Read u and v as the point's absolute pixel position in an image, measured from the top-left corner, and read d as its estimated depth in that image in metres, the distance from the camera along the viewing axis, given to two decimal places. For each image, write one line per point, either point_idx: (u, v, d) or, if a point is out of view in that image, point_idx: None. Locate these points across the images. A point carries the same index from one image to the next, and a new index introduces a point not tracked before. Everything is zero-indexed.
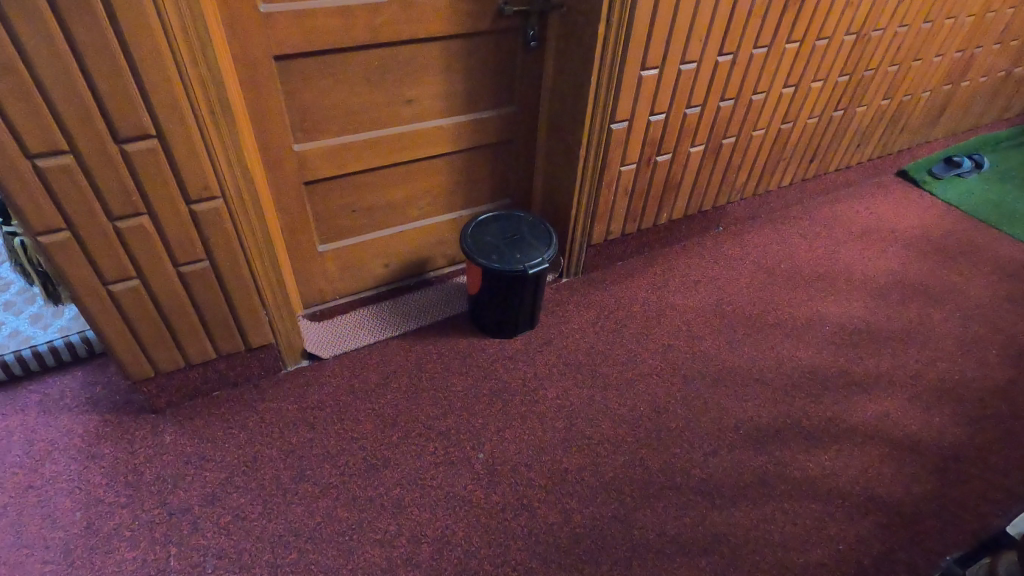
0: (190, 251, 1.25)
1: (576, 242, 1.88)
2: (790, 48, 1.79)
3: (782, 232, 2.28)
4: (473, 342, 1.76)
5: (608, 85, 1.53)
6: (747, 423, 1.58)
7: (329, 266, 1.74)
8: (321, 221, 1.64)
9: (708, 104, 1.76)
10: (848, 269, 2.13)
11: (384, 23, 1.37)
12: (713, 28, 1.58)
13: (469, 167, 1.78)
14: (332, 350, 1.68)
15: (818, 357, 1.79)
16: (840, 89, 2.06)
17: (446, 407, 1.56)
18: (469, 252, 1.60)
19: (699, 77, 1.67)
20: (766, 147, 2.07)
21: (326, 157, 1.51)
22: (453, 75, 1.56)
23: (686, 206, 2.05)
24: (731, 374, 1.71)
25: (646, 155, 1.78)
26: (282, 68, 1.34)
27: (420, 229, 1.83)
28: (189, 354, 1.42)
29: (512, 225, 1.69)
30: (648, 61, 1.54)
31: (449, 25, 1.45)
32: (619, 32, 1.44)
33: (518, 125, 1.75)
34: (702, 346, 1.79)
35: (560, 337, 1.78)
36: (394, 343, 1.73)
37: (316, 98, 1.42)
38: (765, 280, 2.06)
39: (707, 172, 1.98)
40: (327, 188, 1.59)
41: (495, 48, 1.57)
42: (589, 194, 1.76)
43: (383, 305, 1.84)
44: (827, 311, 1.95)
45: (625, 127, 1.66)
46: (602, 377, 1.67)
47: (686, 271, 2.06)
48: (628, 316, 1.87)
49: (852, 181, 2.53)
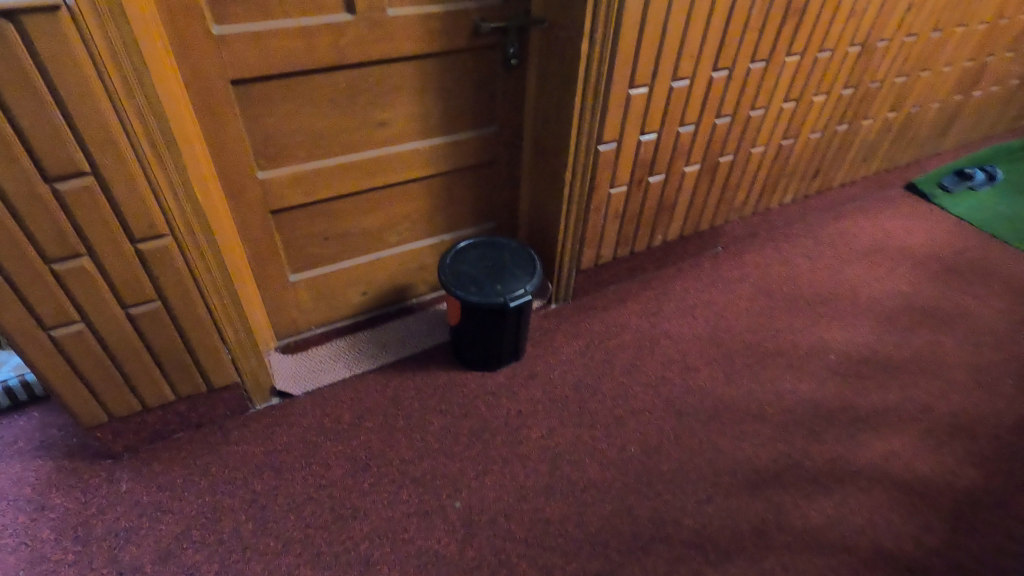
0: (139, 292, 1.16)
1: (564, 266, 1.78)
2: (790, 62, 1.68)
3: (784, 250, 2.16)
4: (454, 376, 1.66)
5: (594, 106, 1.43)
6: (745, 466, 1.47)
7: (302, 295, 1.65)
8: (291, 250, 1.55)
9: (703, 122, 1.66)
10: (854, 291, 2.02)
11: (350, 44, 1.28)
12: (707, 43, 1.47)
13: (450, 189, 1.68)
14: (303, 386, 1.59)
15: (820, 390, 1.68)
16: (844, 103, 1.95)
17: (421, 449, 1.46)
18: (447, 283, 1.49)
19: (693, 94, 1.57)
20: (766, 164, 1.96)
21: (293, 183, 1.42)
22: (429, 96, 1.46)
23: (681, 226, 1.95)
24: (728, 410, 1.60)
25: (638, 176, 1.67)
26: (241, 93, 1.25)
27: (399, 255, 1.74)
28: (145, 398, 1.33)
29: (495, 252, 1.59)
30: (637, 79, 1.44)
31: (421, 43, 1.35)
32: (604, 49, 1.34)
33: (501, 145, 1.65)
34: (697, 378, 1.69)
35: (546, 370, 1.68)
36: (370, 377, 1.64)
37: (280, 122, 1.33)
38: (766, 304, 1.95)
39: (703, 192, 1.88)
40: (297, 215, 1.50)
41: (473, 66, 1.47)
42: (577, 217, 1.66)
43: (360, 336, 1.75)
44: (832, 338, 1.84)
45: (614, 148, 1.56)
46: (590, 414, 1.58)
47: (681, 296, 1.95)
48: (618, 346, 1.77)
49: (857, 196, 2.41)
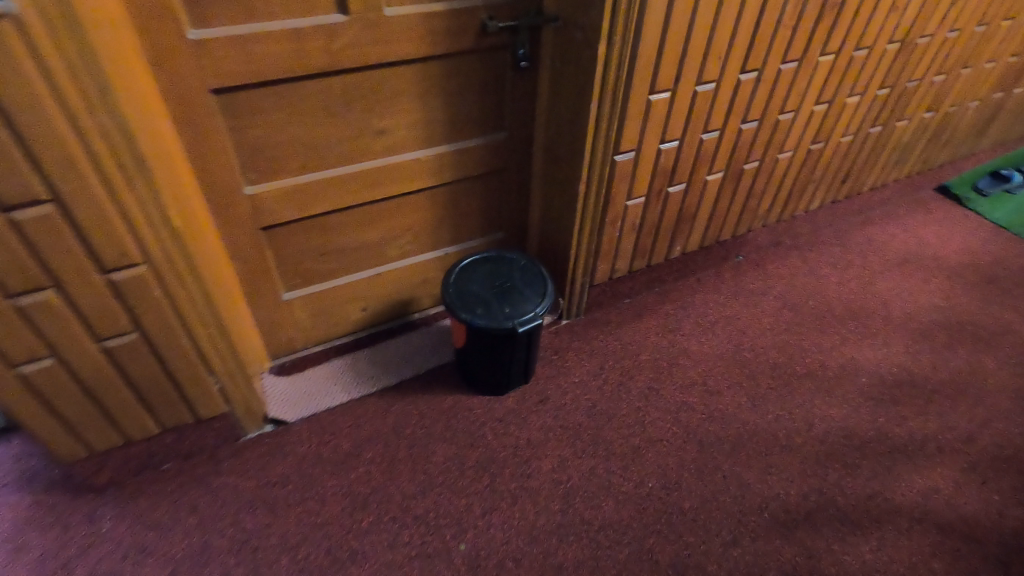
0: (114, 324, 1.06)
1: (577, 281, 1.66)
2: (824, 62, 1.54)
3: (811, 260, 2.03)
4: (460, 400, 1.55)
5: (612, 114, 1.31)
6: (773, 504, 1.37)
7: (297, 313, 1.55)
8: (284, 267, 1.45)
9: (728, 128, 1.53)
10: (886, 305, 1.89)
11: (344, 47, 1.16)
12: (736, 42, 1.34)
13: (455, 200, 1.57)
14: (299, 412, 1.49)
15: (853, 417, 1.56)
16: (879, 104, 1.81)
17: (424, 483, 1.37)
18: (451, 303, 1.38)
19: (719, 97, 1.44)
20: (793, 171, 1.83)
21: (285, 198, 1.32)
22: (431, 102, 1.34)
23: (701, 236, 1.83)
24: (752, 440, 1.49)
25: (657, 186, 1.55)
26: (224, 103, 1.14)
27: (401, 269, 1.63)
28: (128, 430, 1.25)
29: (503, 269, 1.47)
30: (658, 84, 1.31)
31: (422, 46, 1.23)
32: (623, 52, 1.21)
33: (510, 153, 1.53)
34: (719, 403, 1.58)
35: (558, 394, 1.57)
36: (370, 401, 1.54)
37: (269, 132, 1.21)
38: (792, 320, 1.83)
39: (726, 201, 1.75)
40: (290, 231, 1.39)
41: (480, 69, 1.35)
42: (591, 231, 1.54)
43: (360, 355, 1.64)
44: (863, 358, 1.72)
45: (632, 157, 1.43)
46: (604, 444, 1.47)
47: (701, 310, 1.83)
48: (635, 367, 1.66)
49: (886, 200, 2.27)
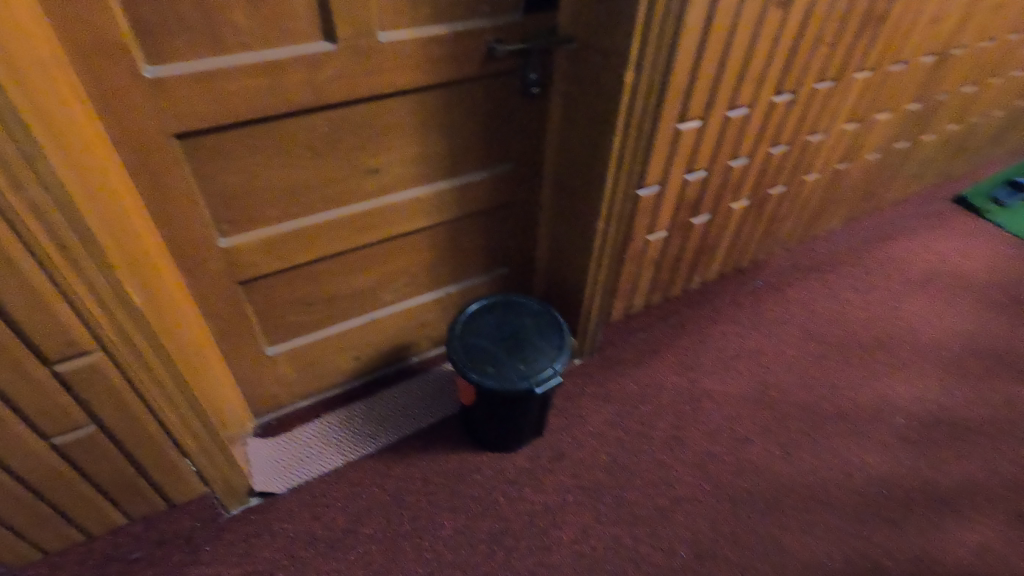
0: (64, 420, 0.89)
1: (591, 321, 1.52)
2: (860, 79, 1.40)
3: (831, 282, 1.92)
4: (467, 459, 1.41)
5: (637, 148, 1.16)
6: (816, 571, 1.25)
7: (283, 369, 1.38)
8: (267, 322, 1.28)
9: (757, 154, 1.39)
10: (915, 332, 1.78)
11: (331, 78, 0.99)
12: (772, 64, 1.20)
13: (457, 237, 1.41)
14: (288, 480, 1.33)
15: (890, 463, 1.45)
16: (907, 119, 1.69)
17: (432, 563, 1.22)
18: (458, 362, 1.22)
19: (750, 123, 1.30)
20: (817, 192, 1.71)
21: (265, 250, 1.15)
22: (431, 135, 1.18)
23: (720, 264, 1.70)
24: (788, 496, 1.37)
25: (679, 219, 1.41)
26: (191, 148, 0.96)
27: (398, 314, 1.47)
28: (87, 524, 1.08)
29: (513, 317, 1.33)
30: (688, 112, 1.17)
31: (421, 74, 1.07)
32: (652, 81, 1.06)
33: (518, 185, 1.38)
34: (749, 453, 1.45)
35: (574, 449, 1.44)
36: (367, 464, 1.38)
37: (245, 179, 1.05)
38: (817, 351, 1.71)
39: (748, 228, 1.62)
40: (273, 283, 1.22)
41: (485, 97, 1.19)
42: (608, 270, 1.40)
43: (354, 408, 1.49)
44: (896, 394, 1.61)
45: (655, 191, 1.29)
46: (628, 506, 1.34)
47: (721, 344, 1.71)
48: (656, 413, 1.52)
49: (904, 215, 2.17)
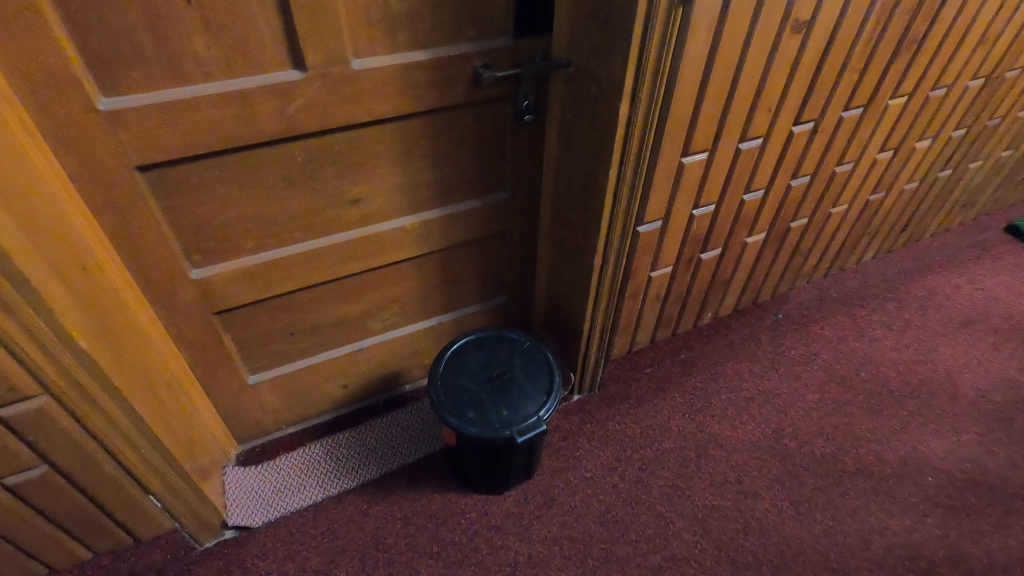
0: (13, 462, 0.87)
1: (591, 357, 1.43)
2: (894, 106, 1.27)
3: (861, 318, 1.77)
4: (452, 499, 1.34)
5: (635, 182, 1.07)
6: None
7: (266, 397, 1.34)
8: (248, 350, 1.24)
9: (775, 186, 1.28)
10: (953, 379, 1.62)
11: (302, 108, 0.94)
12: (790, 93, 1.08)
13: (448, 266, 1.34)
14: (266, 513, 1.29)
15: (917, 530, 1.31)
16: (952, 146, 1.54)
17: None
18: (439, 404, 1.15)
19: (765, 155, 1.19)
20: (846, 223, 1.57)
21: (240, 281, 1.10)
22: (416, 164, 1.12)
23: (735, 298, 1.58)
24: (797, 562, 1.25)
25: (687, 254, 1.31)
26: (157, 180, 0.92)
27: (387, 343, 1.41)
28: (43, 554, 1.07)
29: (502, 355, 1.25)
30: (693, 145, 1.07)
31: (402, 103, 1.01)
32: (651, 113, 0.97)
33: (514, 214, 1.30)
34: (757, 510, 1.34)
35: (565, 494, 1.35)
36: (348, 500, 1.33)
37: (216, 211, 1.00)
38: (841, 396, 1.57)
39: (766, 261, 1.51)
40: (252, 313, 1.18)
41: (475, 124, 1.12)
42: (607, 306, 1.30)
43: (340, 438, 1.43)
44: (927, 449, 1.46)
45: (658, 226, 1.19)
46: (619, 563, 1.25)
47: (734, 383, 1.59)
48: (657, 459, 1.42)
49: (947, 245, 1.99)
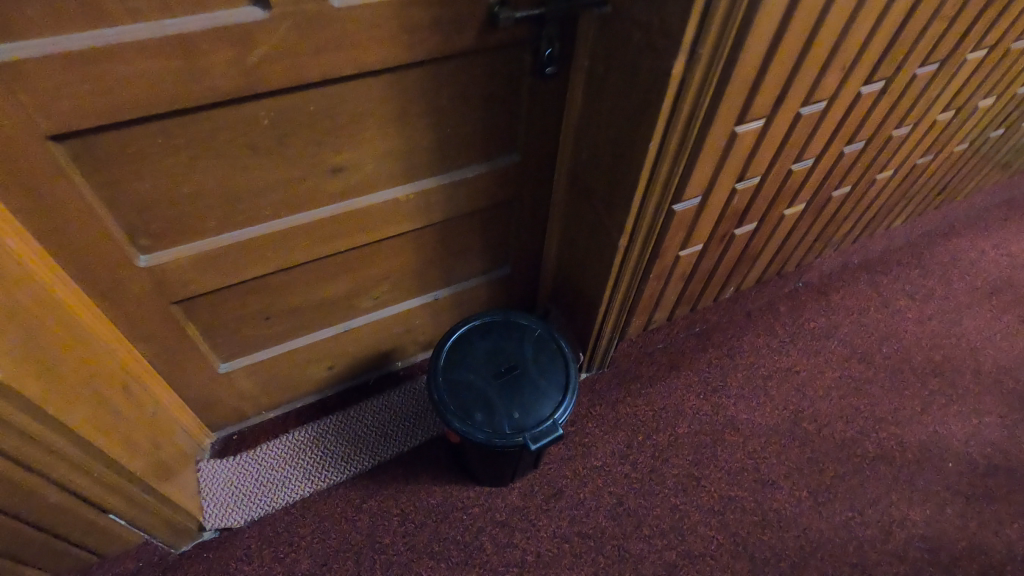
0: None
1: (604, 338, 1.29)
2: (972, 61, 1.08)
3: (885, 287, 1.66)
4: (453, 493, 1.24)
5: (677, 155, 0.89)
6: None
7: (243, 385, 1.19)
8: (218, 339, 1.07)
9: (827, 154, 1.11)
10: (978, 355, 1.54)
11: (267, 58, 0.72)
12: (870, 47, 0.89)
13: (448, 239, 1.16)
14: (247, 512, 1.17)
15: (937, 520, 1.26)
16: (1013, 104, 1.37)
17: None
18: (440, 405, 1.02)
19: (826, 120, 1.00)
20: (886, 189, 1.42)
21: (202, 267, 0.92)
22: (413, 126, 0.92)
23: (760, 270, 1.45)
24: (815, 556, 1.20)
25: (720, 230, 1.15)
26: (82, 154, 0.72)
27: (378, 322, 1.25)
28: None
29: (511, 345, 1.11)
30: (751, 111, 0.88)
31: (396, 51, 0.79)
32: (708, 74, 0.78)
33: (526, 181, 1.11)
34: (775, 500, 1.27)
35: (574, 486, 1.26)
36: (339, 494, 1.22)
37: (164, 188, 0.80)
38: (863, 374, 1.48)
39: (798, 232, 1.36)
40: (219, 300, 1.01)
41: (486, 76, 0.91)
42: (628, 287, 1.16)
43: (327, 424, 1.30)
44: (950, 433, 1.39)
45: (697, 203, 1.03)
46: (632, 561, 1.18)
47: (752, 360, 1.48)
48: (672, 445, 1.33)
49: (975, 206, 1.86)
